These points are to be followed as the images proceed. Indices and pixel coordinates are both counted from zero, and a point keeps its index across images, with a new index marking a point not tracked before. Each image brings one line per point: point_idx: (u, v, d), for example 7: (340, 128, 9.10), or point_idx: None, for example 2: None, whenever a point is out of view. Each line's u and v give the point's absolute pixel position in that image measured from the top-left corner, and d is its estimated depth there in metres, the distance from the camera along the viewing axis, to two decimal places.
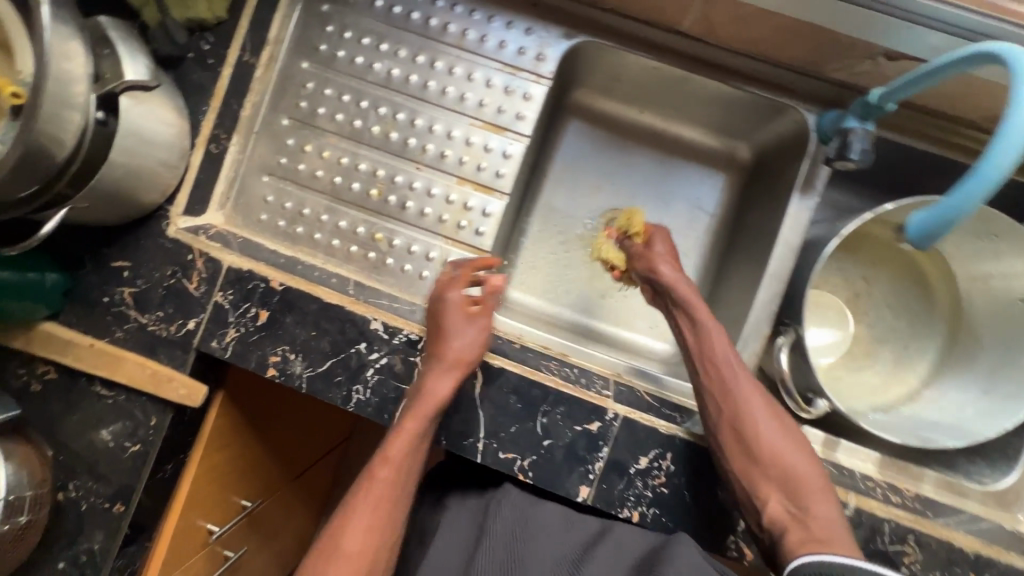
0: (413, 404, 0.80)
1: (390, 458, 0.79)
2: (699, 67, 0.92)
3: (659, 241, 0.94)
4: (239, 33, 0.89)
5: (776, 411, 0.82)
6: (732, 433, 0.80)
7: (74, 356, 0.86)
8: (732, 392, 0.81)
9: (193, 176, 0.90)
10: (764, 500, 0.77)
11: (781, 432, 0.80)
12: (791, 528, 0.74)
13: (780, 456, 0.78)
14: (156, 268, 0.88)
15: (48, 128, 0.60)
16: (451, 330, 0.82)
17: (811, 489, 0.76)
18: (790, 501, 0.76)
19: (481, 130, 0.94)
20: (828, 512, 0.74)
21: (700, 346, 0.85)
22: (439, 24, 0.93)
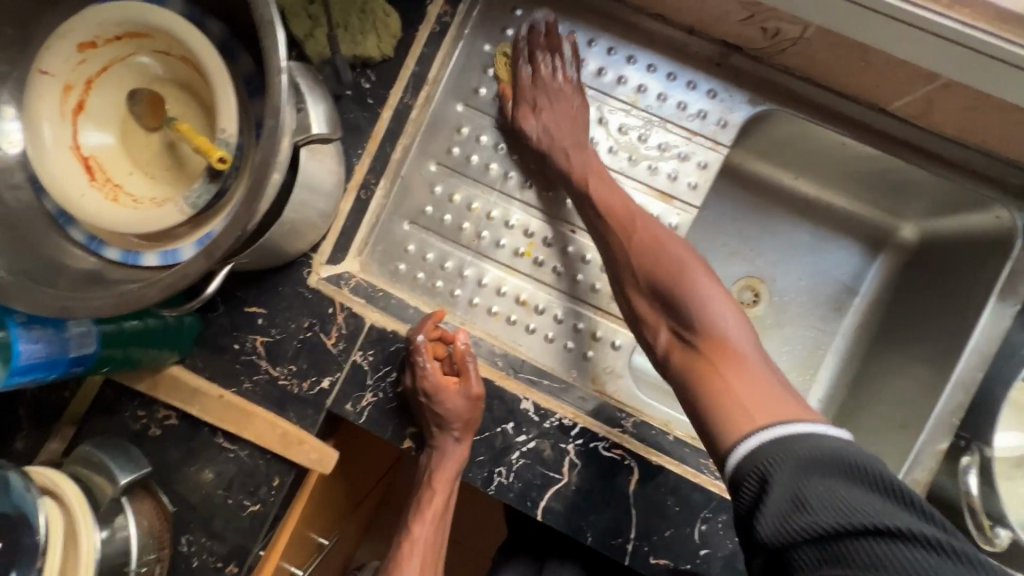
0: (437, 469, 0.79)
1: (427, 516, 0.82)
2: (895, 147, 0.84)
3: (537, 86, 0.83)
4: (402, 73, 0.82)
5: (667, 235, 0.74)
6: (612, 261, 0.77)
7: (201, 407, 0.80)
8: (624, 223, 0.76)
9: (340, 224, 0.84)
10: (652, 327, 0.72)
11: (671, 255, 0.71)
12: (686, 360, 0.67)
13: (671, 280, 0.69)
14: (292, 318, 0.82)
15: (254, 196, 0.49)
16: (438, 406, 0.76)
17: (694, 287, 0.68)
18: (678, 325, 0.68)
19: (648, 197, 0.86)
20: (736, 335, 0.65)
21: (589, 191, 0.79)
22: (613, 77, 0.86)
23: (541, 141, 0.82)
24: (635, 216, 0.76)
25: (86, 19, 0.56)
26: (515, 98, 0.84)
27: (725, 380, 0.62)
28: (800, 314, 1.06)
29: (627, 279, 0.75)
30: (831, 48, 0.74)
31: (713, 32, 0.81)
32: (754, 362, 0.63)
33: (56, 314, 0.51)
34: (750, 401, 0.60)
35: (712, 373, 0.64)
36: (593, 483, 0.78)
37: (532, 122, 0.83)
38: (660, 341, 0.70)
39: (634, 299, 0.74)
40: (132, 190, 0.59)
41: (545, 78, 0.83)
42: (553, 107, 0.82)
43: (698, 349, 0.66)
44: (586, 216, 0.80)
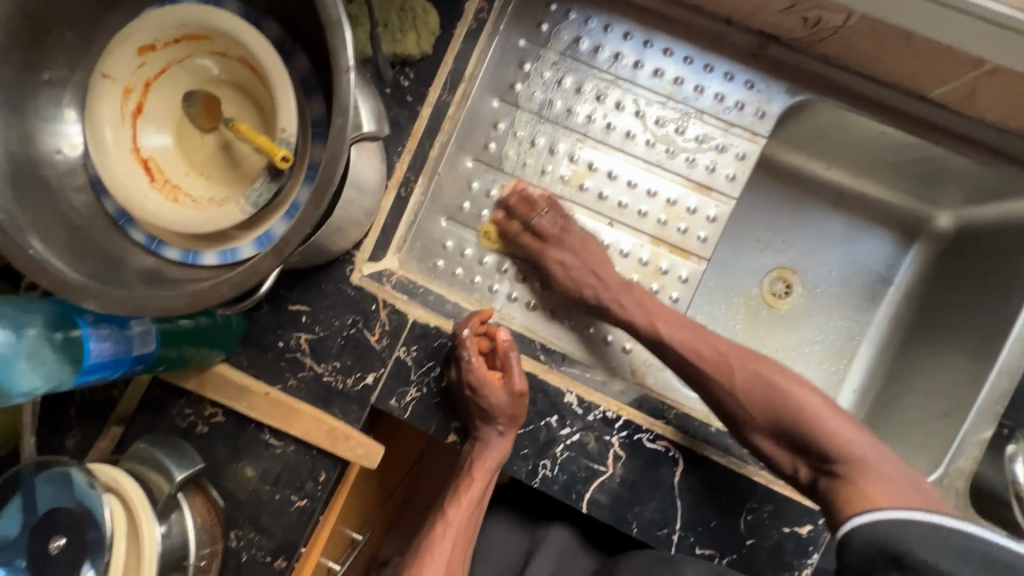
0: (480, 457, 0.79)
1: (463, 502, 0.81)
2: (936, 136, 0.83)
3: (548, 232, 0.84)
4: (441, 70, 0.82)
5: (774, 365, 0.75)
6: (721, 408, 0.76)
7: (248, 404, 0.81)
8: (720, 366, 0.76)
9: (381, 221, 0.85)
10: (786, 460, 0.73)
11: (784, 388, 0.73)
12: (832, 490, 0.68)
13: (793, 416, 0.71)
14: (336, 315, 0.82)
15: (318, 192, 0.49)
16: (484, 400, 0.76)
17: (812, 416, 0.70)
18: (814, 459, 0.70)
19: (685, 190, 0.86)
20: (868, 451, 0.67)
21: (661, 336, 0.78)
22: (650, 70, 0.86)
23: (585, 290, 0.82)
24: (738, 350, 0.77)
25: (147, 24, 0.57)
26: (540, 259, 0.84)
27: (868, 494, 0.64)
28: (835, 304, 1.06)
29: (745, 424, 0.74)
30: (874, 36, 0.73)
31: (751, 23, 0.81)
32: (890, 464, 0.67)
33: (124, 313, 0.51)
34: (879, 498, 0.63)
35: (855, 493, 0.65)
36: (638, 475, 0.78)
37: (558, 266, 0.83)
38: (800, 474, 0.72)
39: (759, 443, 0.74)
40: (190, 190, 0.60)
41: (553, 229, 0.84)
42: (576, 253, 0.82)
43: (842, 477, 0.67)
44: (670, 362, 0.79)
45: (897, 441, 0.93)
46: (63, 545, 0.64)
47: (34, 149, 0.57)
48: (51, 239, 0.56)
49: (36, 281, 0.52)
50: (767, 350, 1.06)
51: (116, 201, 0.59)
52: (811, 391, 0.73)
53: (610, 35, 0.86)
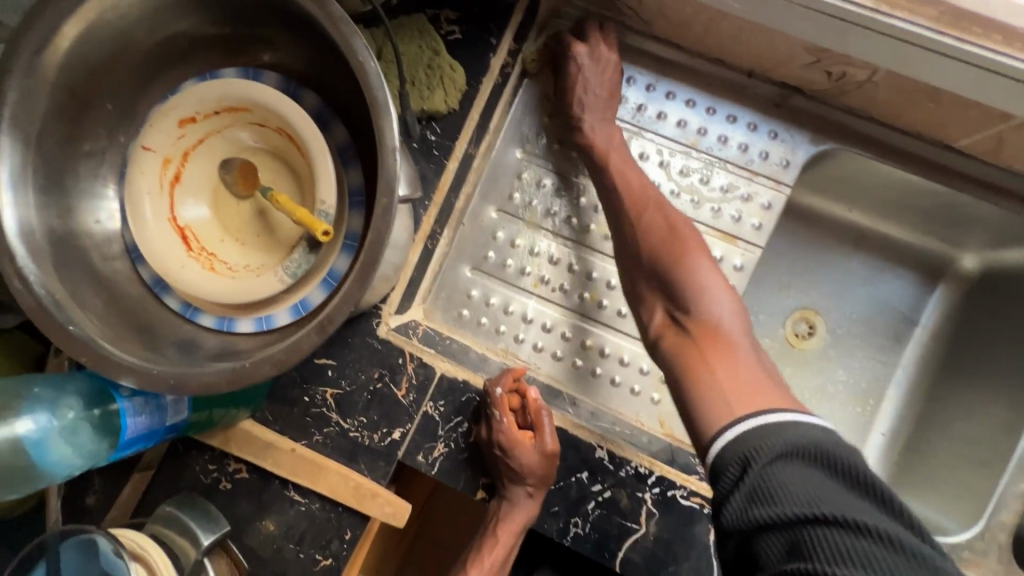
0: (505, 518, 0.77)
1: (485, 563, 0.78)
2: (964, 184, 0.83)
3: (592, 38, 0.82)
4: (468, 124, 0.83)
5: (685, 221, 0.75)
6: (620, 232, 0.78)
7: (273, 461, 0.80)
8: (634, 206, 0.77)
9: (408, 274, 0.85)
10: (649, 303, 0.72)
11: (683, 242, 0.72)
12: (675, 342, 0.66)
13: (676, 264, 0.70)
14: (362, 369, 0.82)
15: (362, 271, 0.48)
16: (513, 459, 0.75)
17: (696, 272, 0.69)
18: (676, 308, 0.68)
19: (712, 239, 0.86)
20: (736, 329, 0.65)
21: (608, 164, 0.80)
22: (673, 120, 0.87)
23: (572, 106, 0.82)
24: (652, 204, 0.76)
25: (188, 97, 0.58)
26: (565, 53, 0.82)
27: (714, 365, 0.62)
28: (859, 344, 1.05)
29: (633, 255, 0.75)
30: (899, 91, 0.74)
31: (774, 75, 0.82)
32: (748, 356, 0.62)
33: (167, 390, 0.51)
34: (733, 387, 0.59)
35: (699, 354, 0.64)
36: (672, 534, 0.77)
37: (573, 65, 0.82)
38: (654, 320, 0.71)
39: (638, 279, 0.74)
40: (225, 258, 0.60)
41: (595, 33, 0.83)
42: (594, 62, 0.81)
43: (690, 334, 0.66)
44: (604, 195, 0.81)
45: (934, 490, 0.92)
46: None
47: (75, 223, 0.57)
48: (91, 311, 0.55)
49: (77, 359, 0.51)
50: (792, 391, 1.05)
51: (152, 269, 0.59)
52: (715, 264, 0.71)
53: (632, 85, 0.88)
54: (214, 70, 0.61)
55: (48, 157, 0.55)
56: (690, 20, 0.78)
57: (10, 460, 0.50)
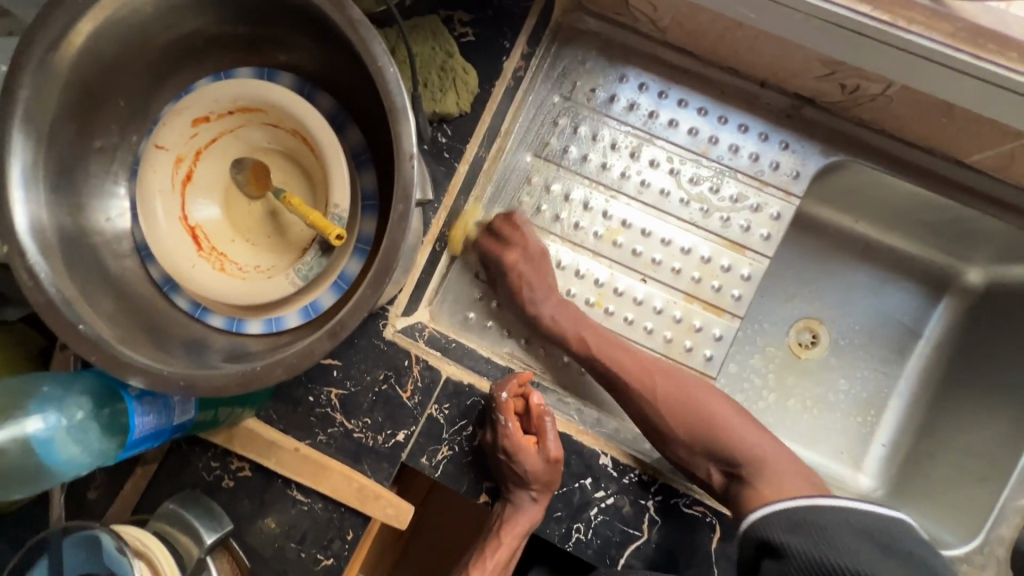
0: (507, 522, 0.76)
1: (487, 567, 0.77)
2: (974, 200, 0.83)
3: (517, 238, 0.83)
4: (479, 127, 0.82)
5: (693, 380, 0.79)
6: (643, 421, 0.79)
7: (277, 460, 0.80)
8: (642, 376, 0.78)
9: (416, 275, 0.85)
10: (698, 466, 0.77)
11: (695, 397, 0.77)
12: (742, 493, 0.73)
13: (700, 422, 0.76)
14: (367, 370, 0.82)
15: (377, 277, 0.48)
16: (518, 465, 0.75)
17: (723, 420, 0.76)
18: (724, 464, 0.75)
19: (720, 248, 0.86)
20: (762, 446, 0.75)
21: (601, 355, 0.80)
22: (684, 129, 0.87)
23: (526, 304, 0.82)
24: (654, 372, 0.79)
25: (201, 97, 0.57)
26: (501, 261, 0.82)
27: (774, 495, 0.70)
28: (862, 356, 1.05)
29: (665, 435, 0.77)
30: (914, 105, 0.74)
31: (787, 85, 0.82)
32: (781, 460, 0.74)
33: (177, 392, 0.51)
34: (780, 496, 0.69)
35: (756, 493, 0.71)
36: (673, 540, 0.77)
37: (512, 271, 0.82)
38: (713, 479, 0.76)
39: (679, 454, 0.77)
40: (236, 258, 0.60)
41: (512, 230, 0.83)
42: (529, 258, 0.82)
43: (746, 477, 0.73)
44: (602, 379, 0.81)
45: (935, 502, 0.92)
46: None
47: (86, 219, 0.57)
48: (100, 308, 0.55)
49: (88, 358, 0.51)
50: (794, 400, 1.05)
51: (162, 267, 0.59)
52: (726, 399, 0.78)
53: (645, 93, 0.87)
54: (228, 68, 0.60)
55: (60, 152, 0.55)
56: (705, 28, 0.78)
57: (18, 460, 0.50)
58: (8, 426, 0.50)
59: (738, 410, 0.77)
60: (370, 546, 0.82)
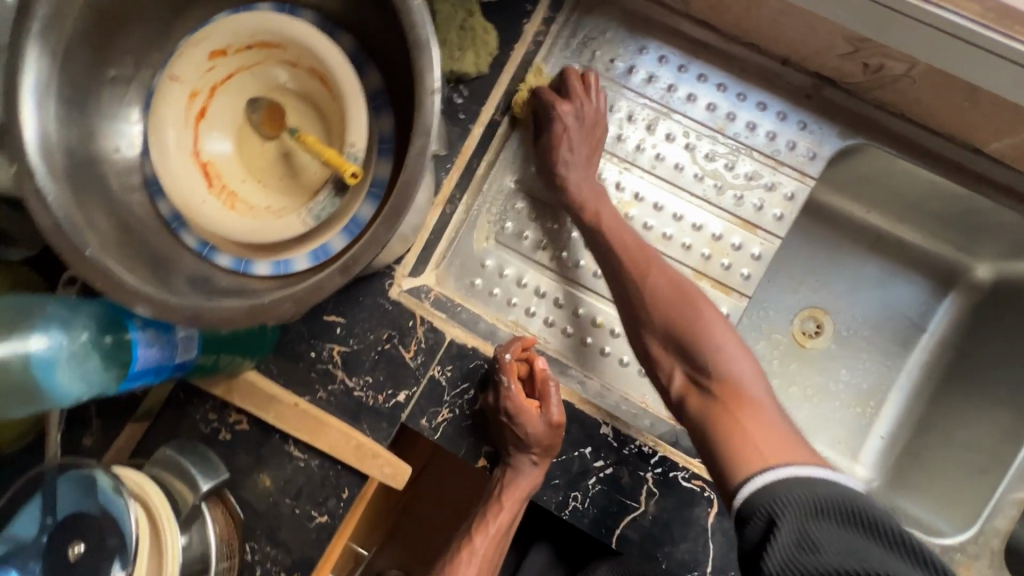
0: (507, 486, 0.76)
1: (488, 530, 0.77)
2: (989, 190, 0.83)
3: (576, 96, 0.81)
4: (496, 90, 0.82)
5: (688, 282, 0.75)
6: (623, 294, 0.76)
7: (276, 414, 0.80)
8: (639, 262, 0.76)
9: (425, 237, 0.84)
10: (666, 366, 0.71)
11: (691, 299, 0.72)
12: (701, 406, 0.67)
13: (692, 320, 0.70)
14: (371, 329, 0.81)
15: (389, 214, 0.47)
16: (519, 427, 0.74)
17: (714, 332, 0.69)
18: (695, 371, 0.68)
19: (732, 226, 0.86)
20: (752, 379, 0.66)
21: (602, 227, 0.79)
22: (702, 103, 0.86)
23: (559, 164, 0.80)
24: (651, 260, 0.76)
25: (220, 30, 0.57)
26: (551, 115, 0.80)
27: (736, 430, 0.63)
28: (864, 346, 1.05)
29: (643, 320, 0.73)
30: (935, 87, 0.73)
31: (809, 64, 0.82)
32: (771, 413, 0.64)
33: (183, 323, 0.50)
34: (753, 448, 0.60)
35: (728, 417, 0.64)
36: (670, 514, 0.77)
37: (558, 124, 0.79)
38: (673, 384, 0.71)
39: (650, 345, 0.73)
40: (246, 198, 0.59)
41: (574, 87, 0.81)
42: (579, 120, 0.80)
43: (716, 395, 0.66)
44: (597, 252, 0.79)
45: (930, 493, 0.93)
46: (82, 552, 0.64)
47: (97, 149, 0.57)
48: (107, 237, 0.54)
49: (93, 284, 0.50)
50: (796, 387, 1.05)
51: (172, 204, 0.59)
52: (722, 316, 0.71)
53: (664, 65, 0.87)
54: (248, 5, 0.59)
55: (74, 78, 0.54)
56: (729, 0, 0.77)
57: (16, 379, 0.48)
58: (8, 342, 0.48)
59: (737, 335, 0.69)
60: (365, 507, 0.81)
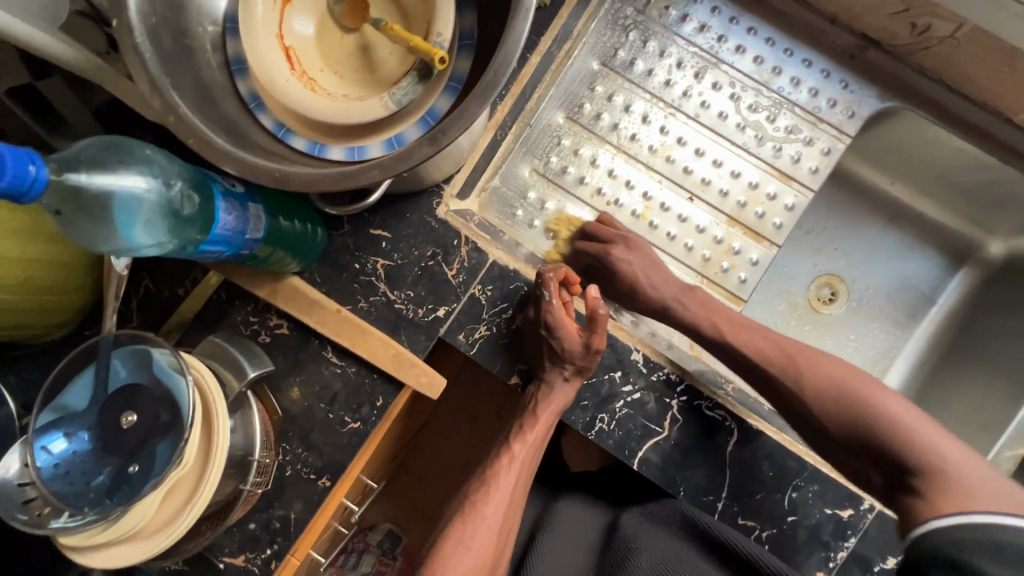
0: (544, 400, 0.79)
1: (528, 440, 0.80)
2: (1015, 159, 0.86)
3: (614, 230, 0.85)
4: (556, 24, 0.85)
5: (856, 371, 0.73)
6: (787, 407, 0.76)
7: (318, 319, 0.81)
8: (785, 364, 0.75)
9: (475, 161, 0.87)
10: (863, 467, 0.70)
11: (866, 393, 0.70)
12: (905, 501, 0.63)
13: (873, 415, 0.69)
14: (416, 245, 0.83)
15: (478, 92, 0.50)
16: (558, 342, 0.78)
17: (909, 424, 0.66)
18: (892, 469, 0.66)
19: (769, 176, 0.89)
20: (959, 466, 0.61)
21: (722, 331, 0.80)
22: (750, 57, 0.90)
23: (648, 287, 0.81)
24: (796, 358, 0.76)
25: None
26: (606, 256, 0.82)
27: (941, 503, 0.59)
28: (879, 312, 1.09)
29: (817, 427, 0.73)
30: (976, 50, 0.77)
31: (857, 24, 0.86)
32: (1000, 496, 0.57)
33: (269, 182, 0.52)
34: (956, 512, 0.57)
35: (929, 505, 0.60)
36: (691, 440, 0.80)
37: (623, 263, 0.81)
38: (875, 485, 0.68)
39: (834, 450, 0.72)
40: (325, 85, 0.61)
41: (606, 229, 0.85)
42: (636, 251, 0.82)
43: (920, 490, 0.62)
44: (743, 359, 0.79)
45: None
46: (135, 421, 0.65)
47: (186, 23, 0.58)
48: (191, 101, 0.56)
49: (183, 141, 0.53)
50: None
51: (251, 85, 0.60)
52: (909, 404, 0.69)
53: (717, 17, 0.90)
54: None
55: None
56: None
57: (96, 209, 0.49)
58: (109, 174, 0.50)
59: (931, 422, 0.66)
60: (395, 419, 0.83)
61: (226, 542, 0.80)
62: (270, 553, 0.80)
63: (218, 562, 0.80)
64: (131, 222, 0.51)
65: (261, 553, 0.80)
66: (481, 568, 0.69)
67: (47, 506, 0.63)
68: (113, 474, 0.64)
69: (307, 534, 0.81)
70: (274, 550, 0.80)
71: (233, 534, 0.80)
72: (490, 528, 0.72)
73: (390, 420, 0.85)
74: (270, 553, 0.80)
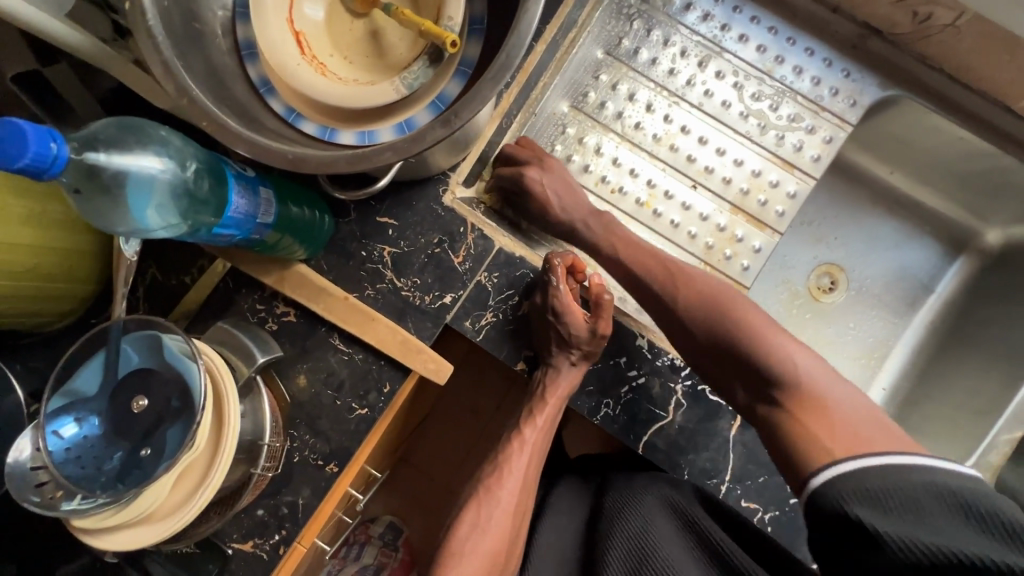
0: (552, 383, 0.80)
1: (538, 423, 0.81)
2: (1013, 147, 0.87)
3: (532, 154, 0.84)
4: (562, 13, 0.86)
5: (727, 288, 0.77)
6: (668, 328, 0.79)
7: (325, 306, 0.82)
8: (670, 285, 0.78)
9: (480, 149, 0.87)
10: (731, 383, 0.73)
11: (736, 308, 0.74)
12: (771, 414, 0.68)
13: (739, 329, 0.72)
14: (423, 233, 0.84)
15: (492, 75, 0.50)
16: (564, 327, 0.79)
17: (768, 335, 0.71)
18: (752, 382, 0.70)
19: (772, 165, 0.90)
20: (811, 373, 0.66)
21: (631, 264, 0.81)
22: (753, 46, 0.91)
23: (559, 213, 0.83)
24: (679, 277, 0.79)
25: None
26: (520, 179, 0.82)
27: (817, 432, 0.62)
28: (878, 300, 1.10)
29: (693, 347, 0.76)
30: (976, 38, 0.78)
31: (859, 13, 0.86)
32: (848, 402, 0.64)
33: (283, 164, 0.53)
34: (832, 442, 0.60)
35: (795, 422, 0.65)
36: (696, 425, 0.81)
37: (536, 186, 0.82)
38: (738, 399, 0.72)
39: (703, 364, 0.75)
40: (337, 70, 0.62)
41: (526, 154, 0.84)
42: (553, 177, 0.83)
43: (783, 402, 0.67)
44: (643, 290, 0.81)
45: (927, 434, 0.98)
46: (146, 406, 0.66)
47: (197, 7, 0.58)
48: (204, 85, 0.56)
49: (197, 124, 0.53)
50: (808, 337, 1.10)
51: (262, 70, 0.60)
52: (766, 315, 0.74)
53: (720, 6, 0.91)
54: None
55: None
56: None
57: (112, 190, 0.50)
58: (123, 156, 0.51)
59: (788, 333, 0.71)
60: (402, 406, 0.84)
61: (235, 528, 0.80)
62: (278, 538, 0.80)
63: (227, 548, 0.80)
64: (146, 204, 0.52)
65: (269, 539, 0.80)
66: (498, 549, 0.71)
67: (59, 489, 0.63)
68: (125, 458, 0.65)
69: (315, 519, 0.81)
70: (282, 535, 0.80)
71: (242, 520, 0.80)
72: (504, 510, 0.74)
73: (398, 407, 0.85)
74: (279, 538, 0.80)
